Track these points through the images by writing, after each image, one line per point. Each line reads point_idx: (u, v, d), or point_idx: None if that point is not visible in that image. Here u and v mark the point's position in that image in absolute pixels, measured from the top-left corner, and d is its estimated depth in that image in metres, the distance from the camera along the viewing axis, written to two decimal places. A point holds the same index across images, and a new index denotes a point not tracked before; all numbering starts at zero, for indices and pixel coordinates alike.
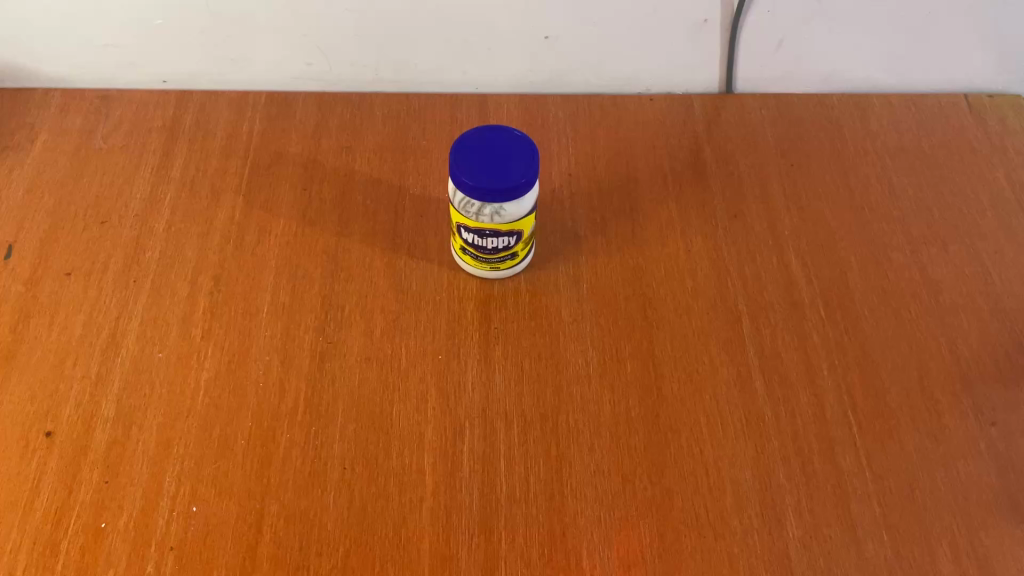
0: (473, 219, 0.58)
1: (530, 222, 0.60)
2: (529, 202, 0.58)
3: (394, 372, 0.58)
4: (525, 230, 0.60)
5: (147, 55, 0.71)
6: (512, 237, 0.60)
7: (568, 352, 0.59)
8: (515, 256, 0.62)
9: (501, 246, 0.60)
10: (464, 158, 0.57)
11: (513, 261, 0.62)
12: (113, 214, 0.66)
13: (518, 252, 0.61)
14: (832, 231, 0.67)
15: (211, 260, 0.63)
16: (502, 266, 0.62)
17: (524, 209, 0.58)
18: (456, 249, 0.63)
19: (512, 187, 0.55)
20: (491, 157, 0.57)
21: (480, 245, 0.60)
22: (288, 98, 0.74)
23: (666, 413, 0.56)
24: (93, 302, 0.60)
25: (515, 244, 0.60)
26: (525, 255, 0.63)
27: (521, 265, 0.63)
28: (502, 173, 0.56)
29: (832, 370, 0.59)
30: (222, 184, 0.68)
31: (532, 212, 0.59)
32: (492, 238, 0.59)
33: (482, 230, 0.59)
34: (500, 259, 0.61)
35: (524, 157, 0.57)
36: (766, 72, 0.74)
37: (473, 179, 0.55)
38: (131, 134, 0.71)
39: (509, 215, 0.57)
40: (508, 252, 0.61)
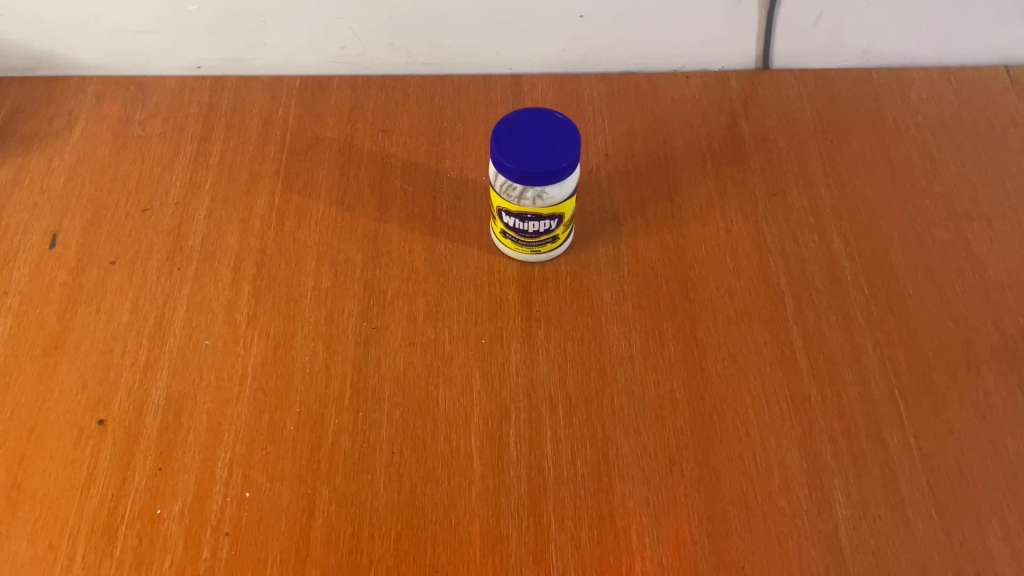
0: (514, 202, 0.58)
1: (571, 205, 0.60)
2: (571, 185, 0.58)
3: (438, 356, 0.58)
4: (566, 213, 0.60)
5: (183, 41, 0.71)
6: (553, 221, 0.60)
7: (611, 334, 0.59)
8: (555, 240, 0.62)
9: (542, 229, 0.60)
10: (506, 142, 0.56)
11: (554, 244, 0.62)
12: (153, 201, 0.66)
13: (558, 236, 0.61)
14: (874, 207, 0.66)
15: (253, 246, 0.63)
16: (542, 250, 0.62)
17: (566, 192, 0.58)
18: (496, 233, 0.63)
19: (556, 171, 0.55)
20: (532, 141, 0.57)
21: (521, 229, 0.60)
22: (322, 81, 0.74)
23: (710, 395, 0.56)
24: (138, 290, 0.61)
25: (556, 227, 0.60)
26: (566, 239, 0.63)
27: (561, 249, 0.63)
28: (545, 157, 0.56)
29: (877, 349, 0.58)
30: (260, 170, 0.68)
31: (573, 196, 0.59)
32: (534, 222, 0.59)
33: (524, 213, 0.59)
34: (541, 242, 0.61)
35: (566, 140, 0.57)
36: (803, 48, 0.73)
37: (516, 162, 0.55)
38: (168, 120, 0.71)
39: (551, 198, 0.57)
40: (548, 235, 0.61)
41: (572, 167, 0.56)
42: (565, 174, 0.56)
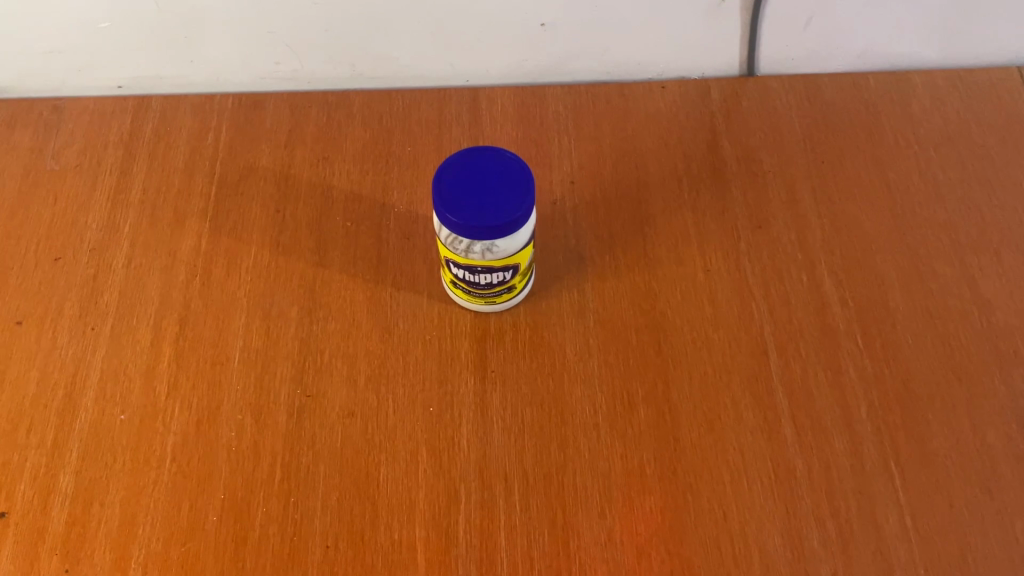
0: (462, 255, 0.51)
1: (526, 253, 0.53)
2: (524, 234, 0.51)
3: (380, 429, 0.52)
4: (522, 262, 0.53)
5: (100, 58, 0.64)
6: (507, 271, 0.53)
7: (574, 398, 0.53)
8: (511, 290, 0.55)
9: (496, 280, 0.54)
10: (448, 189, 0.50)
11: (510, 293, 0.56)
12: (66, 248, 0.59)
13: (515, 285, 0.55)
14: (870, 241, 0.59)
15: (176, 301, 0.57)
16: (497, 300, 0.56)
17: (520, 242, 0.51)
18: (446, 281, 0.56)
19: (508, 224, 0.49)
20: (480, 187, 0.50)
21: (472, 281, 0.54)
22: (258, 99, 0.66)
23: (684, 469, 0.50)
24: (47, 355, 0.55)
25: (511, 278, 0.54)
26: (524, 286, 0.56)
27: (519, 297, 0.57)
28: (493, 206, 0.49)
29: (871, 412, 0.52)
30: (186, 208, 0.61)
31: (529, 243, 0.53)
32: (486, 274, 0.53)
33: (474, 266, 0.52)
34: (496, 293, 0.55)
35: (517, 184, 0.50)
36: (792, 51, 0.66)
37: (462, 215, 0.49)
38: (85, 150, 0.63)
39: (503, 249, 0.51)
40: (504, 285, 0.54)
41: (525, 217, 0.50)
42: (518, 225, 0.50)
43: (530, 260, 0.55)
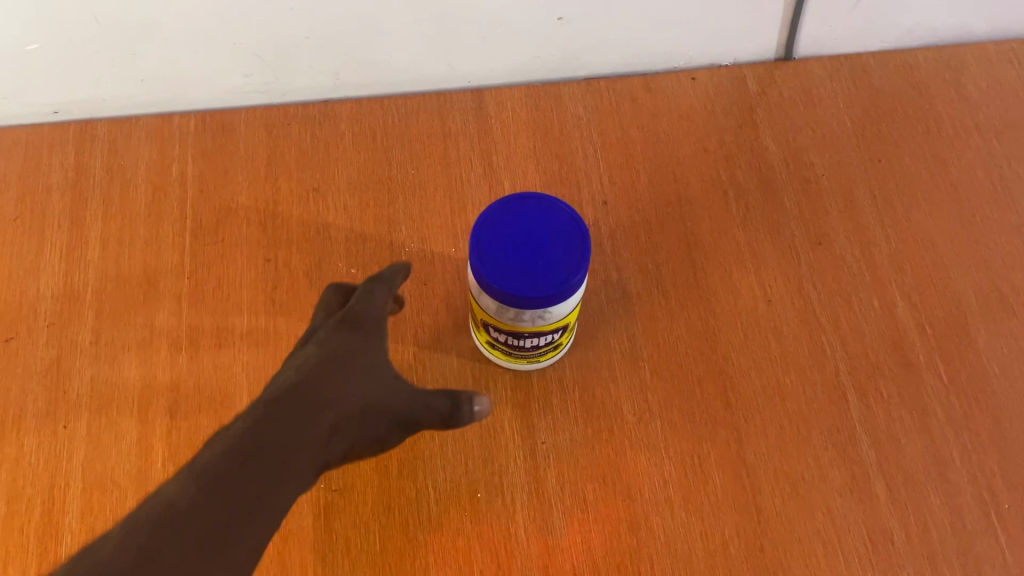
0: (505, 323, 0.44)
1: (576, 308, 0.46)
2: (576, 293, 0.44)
3: (424, 524, 0.45)
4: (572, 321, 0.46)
5: (26, 85, 0.53)
6: (556, 332, 0.46)
7: (639, 468, 0.47)
8: (557, 349, 0.48)
9: (542, 342, 0.46)
10: (490, 250, 0.42)
11: (556, 350, 0.48)
12: (19, 326, 0.50)
13: (562, 341, 0.48)
14: (940, 253, 0.53)
15: (162, 382, 0.48)
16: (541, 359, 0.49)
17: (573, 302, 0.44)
18: (482, 340, 0.49)
19: (559, 292, 0.41)
20: (528, 245, 0.42)
21: (515, 344, 0.46)
22: (226, 118, 0.56)
23: (772, 544, 0.45)
24: (13, 464, 0.46)
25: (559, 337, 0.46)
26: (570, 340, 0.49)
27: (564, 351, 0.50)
28: (544, 270, 0.41)
29: (965, 458, 0.47)
30: (158, 264, 0.52)
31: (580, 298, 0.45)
32: (532, 338, 0.45)
33: (519, 331, 0.45)
34: (541, 352, 0.48)
35: (568, 240, 0.42)
36: (838, 30, 0.58)
37: (505, 280, 0.41)
38: (24, 198, 0.53)
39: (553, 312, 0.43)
40: (551, 346, 0.47)
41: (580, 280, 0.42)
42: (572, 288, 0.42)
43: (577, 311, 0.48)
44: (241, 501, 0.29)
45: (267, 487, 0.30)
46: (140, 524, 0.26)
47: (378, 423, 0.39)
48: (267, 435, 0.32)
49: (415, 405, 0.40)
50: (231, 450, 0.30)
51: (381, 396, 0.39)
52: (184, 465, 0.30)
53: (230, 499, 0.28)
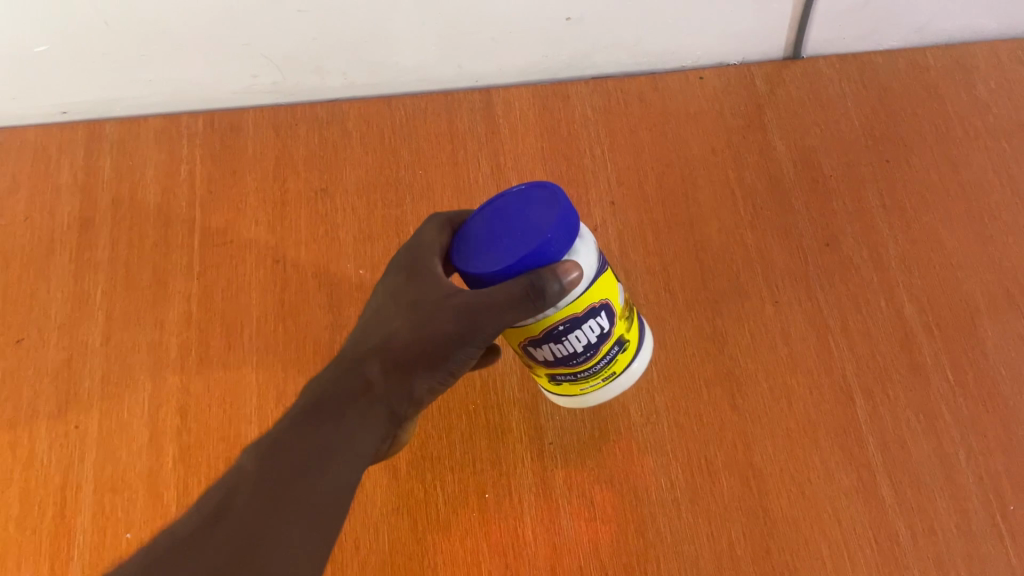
0: (537, 339, 0.38)
1: (611, 284, 0.40)
2: (588, 253, 0.37)
3: (433, 526, 0.45)
4: (615, 304, 0.39)
5: (37, 86, 0.53)
6: (596, 317, 0.39)
7: (647, 470, 0.47)
8: (617, 357, 0.42)
9: (591, 340, 0.39)
10: (473, 252, 0.36)
11: (615, 354, 0.42)
12: (30, 327, 0.50)
13: (621, 344, 0.42)
14: (949, 254, 0.53)
15: (173, 382, 0.48)
16: (601, 381, 0.44)
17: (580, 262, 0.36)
18: (546, 381, 0.44)
19: (545, 246, 0.34)
20: (505, 226, 0.36)
21: (566, 356, 0.40)
22: (235, 119, 0.57)
23: (780, 546, 0.45)
24: (26, 465, 0.46)
25: (612, 330, 0.40)
26: (634, 344, 0.44)
27: (631, 371, 0.45)
28: (525, 240, 0.35)
29: (972, 460, 0.47)
30: (168, 265, 0.52)
31: (607, 271, 0.39)
32: (571, 334, 0.38)
33: (552, 329, 0.38)
34: (599, 361, 0.42)
35: (536, 199, 0.36)
36: (847, 30, 0.58)
37: (483, 266, 0.35)
38: (34, 199, 0.53)
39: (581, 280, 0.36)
40: (609, 351, 0.41)
41: (567, 222, 0.35)
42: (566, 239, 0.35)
43: (626, 300, 0.42)
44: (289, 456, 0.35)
45: (331, 439, 0.36)
46: (224, 490, 0.34)
47: (441, 347, 0.38)
48: (326, 403, 0.37)
49: (466, 319, 0.36)
50: (283, 431, 0.36)
51: (436, 319, 0.38)
52: (262, 435, 0.37)
53: (286, 459, 0.35)
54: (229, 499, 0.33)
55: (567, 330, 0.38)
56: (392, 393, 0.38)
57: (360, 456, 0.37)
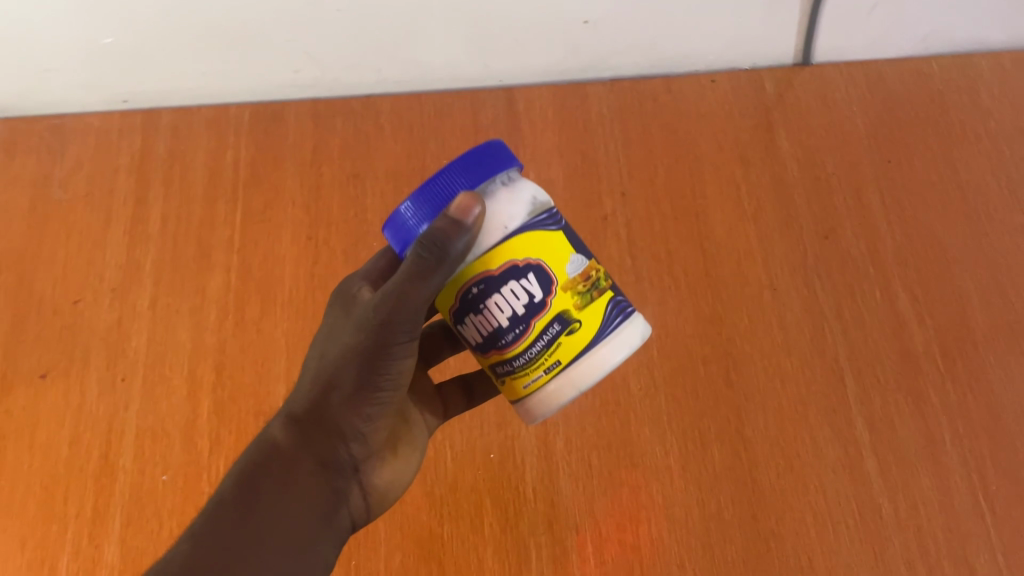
0: (456, 310, 0.33)
1: (559, 249, 0.33)
2: (512, 205, 0.33)
3: (441, 481, 0.49)
4: (552, 266, 0.33)
5: (103, 76, 0.59)
6: (518, 281, 0.32)
7: (643, 438, 0.50)
8: (562, 340, 0.33)
9: (518, 313, 0.33)
10: None
11: (563, 349, 0.33)
12: (85, 290, 0.55)
13: (568, 323, 0.33)
14: (945, 250, 0.55)
15: (210, 344, 0.53)
16: (546, 375, 0.33)
17: (500, 209, 0.33)
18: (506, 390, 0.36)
19: (445, 185, 0.33)
20: None
21: (494, 337, 0.33)
22: (277, 111, 0.61)
23: (765, 513, 0.48)
24: (76, 411, 0.51)
25: (548, 302, 0.33)
26: (598, 329, 0.33)
27: (594, 360, 0.33)
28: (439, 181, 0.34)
29: (957, 442, 0.49)
30: (211, 239, 0.57)
31: (549, 229, 0.33)
32: (487, 300, 0.33)
33: (465, 289, 0.33)
34: (538, 351, 0.33)
35: None
36: (854, 37, 0.61)
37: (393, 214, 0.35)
38: (95, 178, 0.59)
39: (500, 228, 0.32)
40: (546, 330, 0.33)
41: (476, 162, 0.33)
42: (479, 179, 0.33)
43: (590, 273, 0.34)
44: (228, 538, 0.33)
45: (268, 513, 0.34)
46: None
47: (366, 359, 0.35)
48: (263, 462, 0.36)
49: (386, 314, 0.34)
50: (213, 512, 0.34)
51: (353, 333, 0.36)
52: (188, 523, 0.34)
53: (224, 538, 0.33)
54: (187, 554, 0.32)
55: (481, 294, 0.33)
56: (324, 436, 0.37)
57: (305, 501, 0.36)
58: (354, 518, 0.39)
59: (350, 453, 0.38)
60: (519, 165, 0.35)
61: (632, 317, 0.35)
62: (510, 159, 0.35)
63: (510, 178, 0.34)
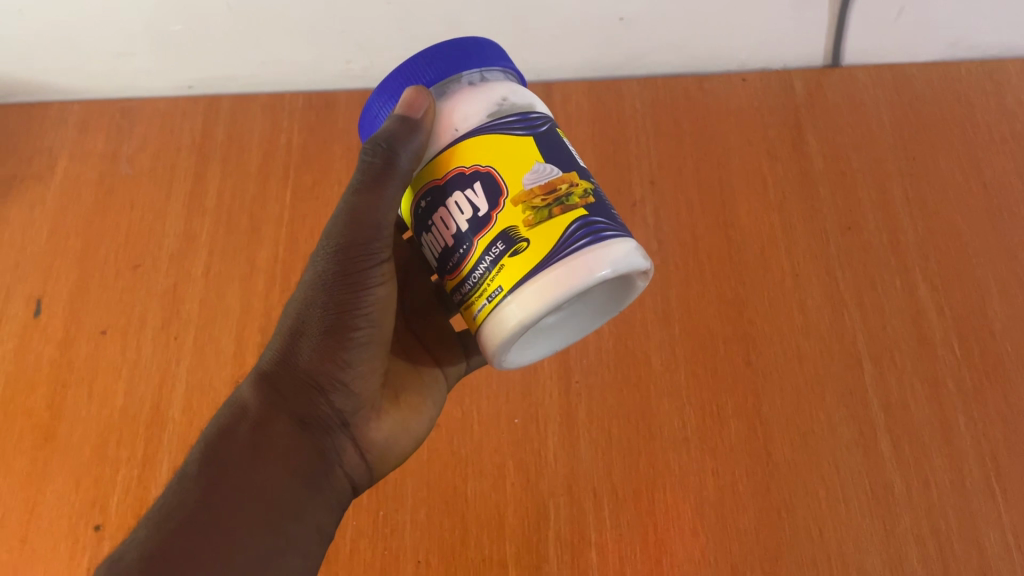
0: (416, 226, 0.35)
1: (521, 160, 0.32)
2: (470, 104, 0.33)
3: (466, 444, 0.52)
4: (503, 175, 0.32)
5: (171, 62, 0.63)
6: (462, 195, 0.32)
7: (662, 411, 0.52)
8: (505, 261, 0.31)
9: (462, 232, 0.33)
10: None
11: (506, 270, 0.31)
12: (146, 256, 0.59)
13: (512, 241, 0.31)
14: (966, 245, 0.56)
15: (258, 309, 0.57)
16: (491, 301, 0.32)
17: (458, 108, 0.33)
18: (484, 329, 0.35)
19: (414, 73, 0.35)
20: None
21: (449, 258, 0.33)
22: (328, 99, 0.65)
23: (779, 486, 0.49)
24: (132, 365, 0.55)
25: (492, 216, 0.32)
26: (547, 252, 0.31)
27: (537, 286, 0.30)
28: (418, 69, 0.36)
29: (971, 425, 0.50)
30: (262, 214, 0.61)
31: (515, 133, 0.33)
32: (436, 215, 0.34)
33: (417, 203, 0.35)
34: (485, 273, 0.32)
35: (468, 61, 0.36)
36: (883, 41, 0.63)
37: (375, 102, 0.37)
38: (158, 156, 0.63)
39: (451, 131, 0.33)
40: (489, 248, 0.32)
41: (447, 55, 0.34)
42: (445, 71, 0.34)
43: (558, 189, 0.32)
44: (217, 479, 0.34)
45: (250, 457, 0.35)
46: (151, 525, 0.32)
47: (334, 294, 0.37)
48: (242, 421, 0.36)
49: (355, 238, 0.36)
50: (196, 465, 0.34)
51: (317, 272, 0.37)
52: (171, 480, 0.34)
53: (212, 483, 0.33)
54: (177, 501, 0.33)
55: (429, 209, 0.34)
56: (298, 391, 0.37)
57: (293, 449, 0.37)
58: (350, 475, 0.40)
59: (332, 405, 0.39)
60: (501, 66, 0.35)
61: (606, 244, 0.31)
62: (493, 57, 0.35)
63: (483, 76, 0.35)
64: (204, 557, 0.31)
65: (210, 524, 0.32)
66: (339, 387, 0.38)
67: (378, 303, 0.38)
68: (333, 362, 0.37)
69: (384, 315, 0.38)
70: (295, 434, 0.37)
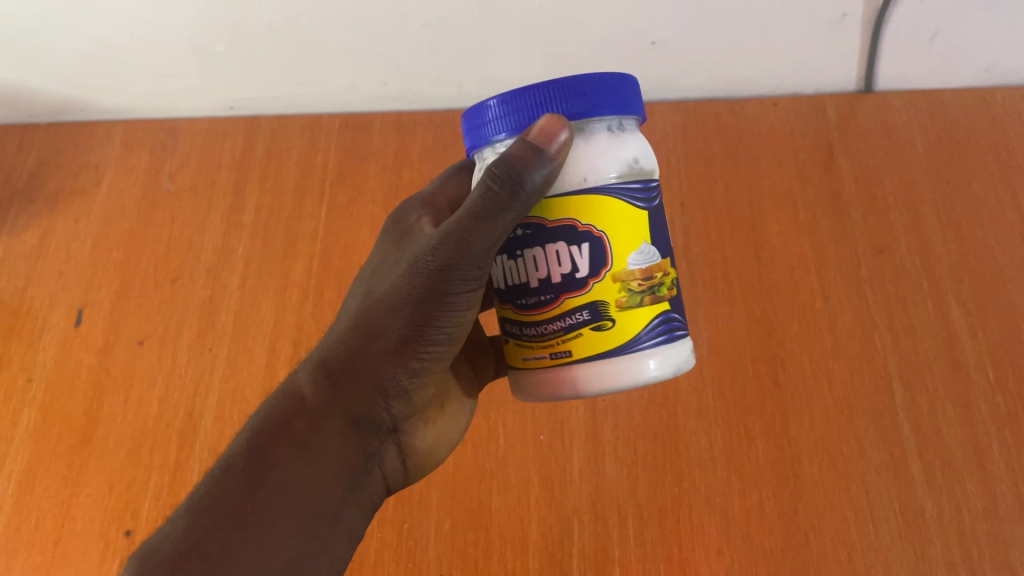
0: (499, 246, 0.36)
1: (633, 238, 0.34)
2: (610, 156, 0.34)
3: (492, 458, 0.53)
4: (613, 251, 0.33)
5: (215, 82, 0.65)
6: (568, 249, 0.34)
7: (689, 430, 0.52)
8: (585, 331, 0.34)
9: (556, 283, 0.34)
10: None
11: (585, 341, 0.34)
12: (183, 269, 0.61)
13: (599, 315, 0.34)
14: (1001, 269, 0.56)
15: (290, 322, 0.58)
16: (553, 356, 0.35)
17: (600, 158, 0.34)
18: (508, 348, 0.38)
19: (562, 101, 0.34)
20: None
21: (527, 296, 0.35)
22: (365, 120, 0.67)
23: (806, 506, 0.49)
24: (167, 374, 0.56)
25: (591, 284, 0.34)
26: (626, 340, 0.34)
27: (608, 371, 0.34)
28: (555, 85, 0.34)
29: (1005, 450, 0.49)
30: (297, 230, 0.62)
31: (635, 206, 0.34)
32: (529, 250, 0.34)
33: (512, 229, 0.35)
34: (562, 331, 0.34)
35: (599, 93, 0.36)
36: (916, 66, 0.63)
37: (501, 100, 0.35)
38: (199, 172, 0.65)
39: (577, 179, 0.33)
40: (573, 313, 0.34)
41: (603, 94, 0.34)
42: (597, 107, 0.34)
43: (654, 276, 0.35)
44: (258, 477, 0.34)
45: (297, 458, 0.35)
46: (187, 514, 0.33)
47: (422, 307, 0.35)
48: (296, 420, 0.36)
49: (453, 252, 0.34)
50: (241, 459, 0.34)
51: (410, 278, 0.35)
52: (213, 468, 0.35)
53: (254, 481, 0.34)
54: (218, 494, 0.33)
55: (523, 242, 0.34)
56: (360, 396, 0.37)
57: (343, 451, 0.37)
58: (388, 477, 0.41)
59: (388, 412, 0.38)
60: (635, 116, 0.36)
61: (669, 347, 0.35)
62: (632, 107, 0.36)
63: (620, 124, 0.35)
64: (240, 558, 0.32)
65: (249, 523, 0.32)
66: (401, 397, 0.38)
67: (460, 324, 0.36)
68: (402, 373, 0.36)
69: (460, 334, 0.37)
70: (346, 436, 0.37)
